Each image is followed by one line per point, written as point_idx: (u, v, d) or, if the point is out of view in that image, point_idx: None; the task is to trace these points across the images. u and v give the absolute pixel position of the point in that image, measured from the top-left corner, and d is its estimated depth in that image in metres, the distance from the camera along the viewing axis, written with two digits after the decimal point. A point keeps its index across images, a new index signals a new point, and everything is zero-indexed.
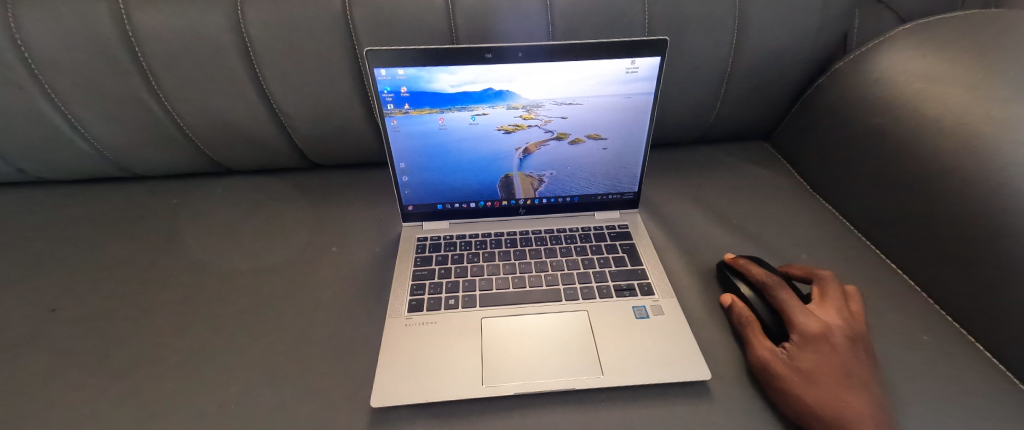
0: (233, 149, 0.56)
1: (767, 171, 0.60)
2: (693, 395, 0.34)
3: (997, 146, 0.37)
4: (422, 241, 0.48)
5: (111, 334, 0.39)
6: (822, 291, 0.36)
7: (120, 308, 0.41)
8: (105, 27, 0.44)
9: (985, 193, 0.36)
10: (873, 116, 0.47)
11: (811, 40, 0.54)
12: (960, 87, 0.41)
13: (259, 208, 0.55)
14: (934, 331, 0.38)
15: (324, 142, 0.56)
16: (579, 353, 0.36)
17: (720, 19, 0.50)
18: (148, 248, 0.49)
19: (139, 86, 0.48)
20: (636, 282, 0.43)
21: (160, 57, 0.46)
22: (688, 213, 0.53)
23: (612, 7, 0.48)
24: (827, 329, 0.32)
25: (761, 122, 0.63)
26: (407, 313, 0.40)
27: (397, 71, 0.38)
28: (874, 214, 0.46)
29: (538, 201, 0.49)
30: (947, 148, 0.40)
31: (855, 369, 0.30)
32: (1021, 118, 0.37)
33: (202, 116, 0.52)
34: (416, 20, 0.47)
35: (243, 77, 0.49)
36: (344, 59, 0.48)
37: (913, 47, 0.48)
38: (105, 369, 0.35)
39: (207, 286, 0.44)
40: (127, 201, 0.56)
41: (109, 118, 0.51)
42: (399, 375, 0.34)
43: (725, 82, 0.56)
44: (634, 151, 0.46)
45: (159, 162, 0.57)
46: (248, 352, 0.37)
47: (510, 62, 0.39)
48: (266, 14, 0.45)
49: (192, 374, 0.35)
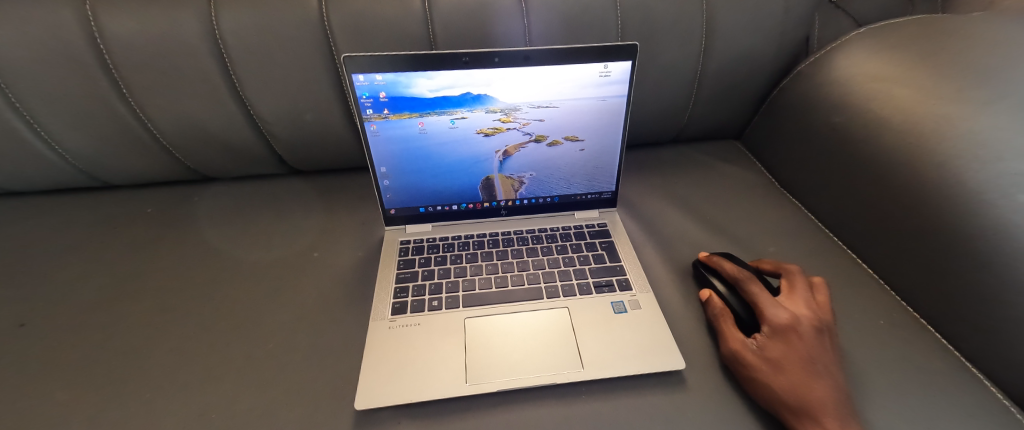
0: (210, 156, 0.55)
1: (738, 168, 0.63)
2: (670, 384, 0.36)
3: (941, 143, 0.40)
4: (405, 244, 0.48)
5: (87, 348, 0.38)
6: (792, 283, 0.38)
7: (94, 321, 0.40)
8: (74, 34, 0.43)
9: (932, 186, 0.39)
10: (833, 115, 0.50)
11: (775, 43, 0.56)
12: (908, 88, 0.44)
13: (239, 215, 0.54)
14: (891, 316, 0.40)
15: (304, 148, 0.56)
16: (560, 348, 0.37)
17: (689, 24, 0.53)
18: (122, 259, 0.47)
19: (110, 94, 0.47)
20: (615, 278, 0.44)
21: (131, 64, 0.45)
22: (664, 210, 0.55)
23: (586, 12, 0.50)
24: (795, 319, 0.33)
25: (732, 122, 0.66)
26: (391, 315, 0.40)
27: (375, 76, 0.39)
28: (837, 207, 0.49)
29: (518, 202, 0.50)
30: (899, 144, 0.43)
31: (820, 357, 0.32)
32: (960, 117, 0.40)
33: (177, 123, 0.51)
34: (394, 26, 0.47)
35: (218, 83, 0.48)
36: (323, 65, 0.48)
37: (867, 50, 0.51)
38: (82, 382, 0.35)
39: (186, 296, 0.43)
40: (99, 212, 0.55)
41: (78, 127, 0.50)
42: (384, 377, 0.35)
43: (696, 84, 0.59)
44: (610, 151, 0.48)
45: (132, 171, 0.56)
46: (230, 360, 0.37)
47: (487, 67, 0.40)
48: (241, 20, 0.45)
49: (173, 385, 0.35)
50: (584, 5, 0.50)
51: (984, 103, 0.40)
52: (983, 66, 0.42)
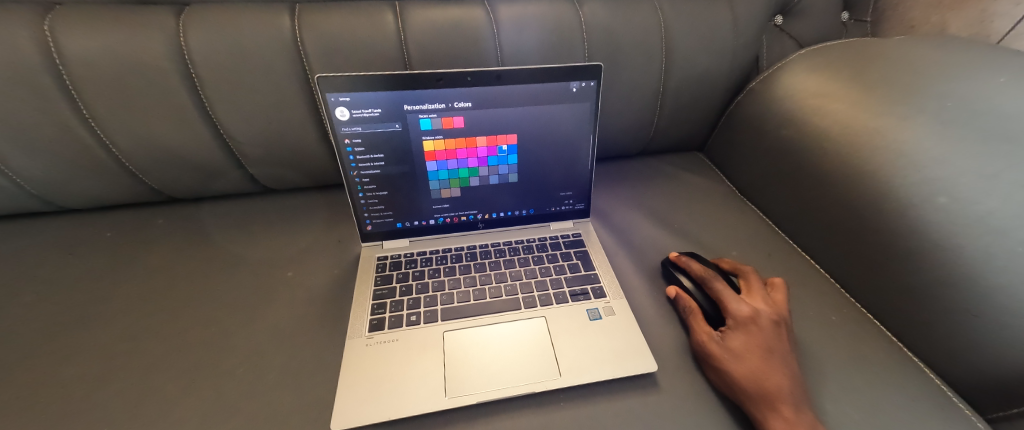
0: (175, 176, 0.54)
1: (702, 178, 0.66)
2: (644, 387, 0.37)
3: (873, 152, 0.44)
4: (383, 260, 0.48)
5: (36, 380, 0.35)
6: (752, 281, 0.40)
7: (44, 352, 0.38)
8: (30, 54, 0.41)
9: (869, 191, 0.43)
10: (781, 128, 0.55)
11: (728, 62, 0.61)
12: (843, 103, 0.49)
13: (207, 236, 0.53)
14: (842, 311, 0.44)
15: (277, 166, 0.56)
16: (538, 357, 0.38)
17: (649, 45, 0.56)
18: (78, 286, 0.45)
19: (68, 114, 0.46)
20: (590, 286, 0.45)
21: (92, 84, 0.44)
22: (635, 219, 0.58)
23: (555, 35, 0.53)
24: (755, 312, 0.36)
25: (695, 135, 0.70)
26: (369, 332, 0.40)
27: (349, 95, 0.40)
28: (790, 212, 0.53)
29: (495, 215, 0.51)
30: (839, 154, 0.47)
31: (778, 347, 0.34)
32: (888, 128, 0.44)
33: (141, 144, 0.49)
34: (368, 47, 0.48)
35: (187, 103, 0.47)
36: (296, 84, 0.49)
37: (808, 69, 0.56)
38: (30, 420, 0.32)
39: (149, 322, 0.41)
40: (52, 237, 0.52)
41: (29, 150, 0.47)
42: (362, 396, 0.34)
43: (659, 100, 0.62)
44: (581, 164, 0.50)
45: (91, 194, 0.53)
46: (197, 386, 0.36)
47: (460, 86, 0.42)
48: (211, 40, 0.44)
49: (135, 417, 0.33)
50: (552, 28, 0.52)
51: (908, 116, 0.44)
52: (904, 83, 0.48)
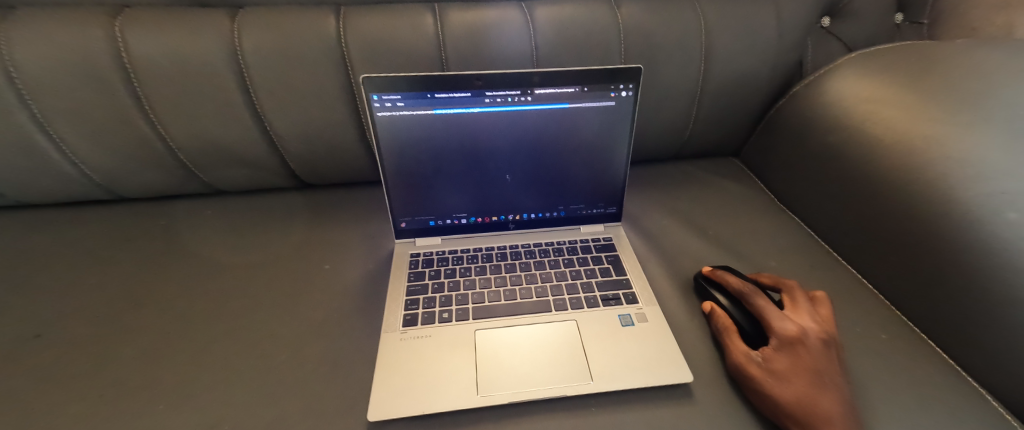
0: (223, 170, 0.57)
1: (738, 185, 0.64)
2: (678, 397, 0.36)
3: (930, 162, 0.41)
4: (415, 256, 0.49)
5: (99, 357, 0.38)
6: (795, 298, 0.39)
7: (106, 332, 0.41)
8: (101, 54, 0.45)
9: (925, 203, 0.40)
10: (827, 135, 0.52)
11: (770, 66, 0.59)
12: (897, 110, 0.47)
13: (251, 227, 0.55)
14: (891, 330, 0.41)
15: (316, 162, 0.58)
16: (570, 360, 0.38)
17: (688, 47, 0.55)
18: (136, 270, 0.48)
19: (132, 111, 0.49)
20: (621, 291, 0.45)
21: (155, 83, 0.47)
22: (667, 225, 0.57)
23: (591, 37, 0.53)
24: (802, 332, 0.35)
25: (731, 140, 0.68)
26: (403, 327, 0.41)
27: (390, 96, 0.41)
28: (835, 223, 0.51)
29: (526, 216, 0.51)
30: (891, 163, 0.44)
31: (826, 369, 0.33)
32: (948, 138, 0.42)
33: (195, 139, 0.52)
34: (408, 49, 0.49)
35: (238, 100, 0.50)
36: (339, 84, 0.50)
37: (858, 73, 0.53)
38: (94, 395, 0.35)
39: (198, 307, 0.44)
40: (112, 224, 0.56)
41: (97, 143, 0.51)
42: (395, 389, 0.35)
43: (695, 104, 0.61)
44: (615, 168, 0.49)
45: (148, 185, 0.57)
46: (243, 371, 0.37)
47: (497, 88, 0.42)
48: (262, 41, 0.47)
49: (185, 397, 0.35)
50: (589, 30, 0.52)
51: (970, 124, 0.42)
52: (967, 90, 0.45)
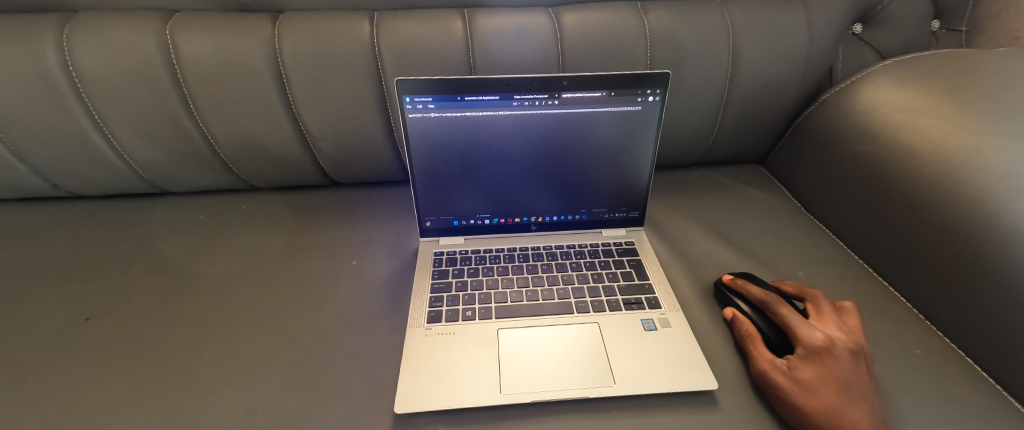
0: (258, 167, 0.59)
1: (763, 193, 0.64)
2: (702, 404, 0.36)
3: (970, 174, 0.40)
4: (439, 255, 0.50)
5: (142, 342, 0.40)
6: (819, 307, 0.39)
7: (149, 318, 0.43)
8: (152, 55, 0.47)
9: (964, 216, 0.39)
10: (859, 143, 0.51)
11: (799, 73, 0.58)
12: (935, 119, 0.46)
13: (282, 223, 0.57)
14: (926, 345, 0.40)
15: (345, 161, 0.59)
16: (592, 363, 0.38)
17: (715, 54, 0.55)
18: (175, 261, 0.50)
19: (178, 109, 0.51)
20: (643, 296, 0.45)
21: (200, 83, 0.49)
22: (690, 231, 0.56)
23: (618, 42, 0.53)
24: (830, 341, 0.34)
25: (757, 147, 0.67)
26: (427, 323, 0.42)
27: (421, 98, 0.42)
28: (866, 234, 0.49)
29: (548, 219, 0.52)
30: (928, 173, 0.43)
31: (855, 380, 0.32)
32: (990, 148, 0.40)
33: (233, 137, 0.55)
34: (437, 52, 0.51)
35: (275, 101, 0.52)
36: (371, 86, 0.52)
37: (893, 81, 0.52)
38: (138, 376, 0.37)
39: (233, 297, 0.45)
40: (154, 216, 0.58)
41: (144, 139, 0.54)
42: (421, 383, 0.36)
43: (721, 110, 0.61)
44: (639, 172, 0.49)
45: (188, 179, 0.60)
46: (275, 360, 0.39)
47: (526, 91, 0.43)
48: (301, 44, 0.49)
49: (224, 382, 0.37)
50: (615, 36, 0.53)
51: (1013, 135, 0.40)
52: (1009, 100, 0.43)
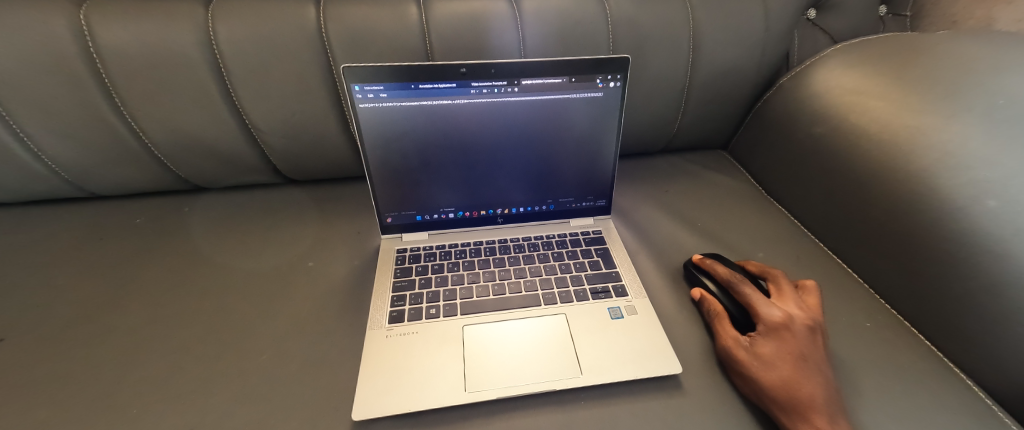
0: (202, 165, 0.55)
1: (726, 177, 0.65)
2: (668, 389, 0.36)
3: (914, 153, 0.42)
4: (402, 252, 0.48)
5: (68, 362, 0.36)
6: (781, 286, 0.39)
7: (76, 334, 0.39)
8: (65, 42, 0.42)
9: (909, 193, 0.41)
10: (813, 126, 0.53)
11: (758, 57, 0.59)
12: (882, 100, 0.47)
13: (232, 225, 0.54)
14: (876, 318, 0.42)
15: (299, 157, 0.56)
16: (559, 354, 0.37)
17: (676, 39, 0.55)
18: (109, 271, 0.46)
19: (102, 104, 0.47)
20: (610, 284, 0.45)
21: (125, 74, 0.45)
22: (657, 217, 0.57)
23: (580, 27, 0.52)
24: (788, 318, 0.35)
25: (720, 132, 0.68)
26: (388, 324, 0.40)
27: (372, 87, 0.39)
28: (822, 214, 0.51)
29: (514, 211, 0.51)
30: (877, 153, 0.45)
31: (812, 355, 0.33)
32: (932, 128, 0.42)
33: (171, 133, 0.50)
34: (391, 38, 0.48)
35: (215, 93, 0.48)
36: (320, 75, 0.49)
37: (845, 64, 0.53)
38: (62, 400, 0.33)
39: (175, 308, 0.42)
40: (85, 222, 0.54)
41: (66, 138, 0.49)
42: (381, 387, 0.34)
43: (684, 96, 0.61)
44: (603, 159, 0.49)
45: (122, 181, 0.55)
46: (221, 372, 0.36)
47: (484, 78, 0.41)
48: (239, 31, 0.45)
49: (162, 400, 0.34)
50: (576, 20, 0.51)
51: (952, 114, 0.42)
52: (950, 81, 0.45)
